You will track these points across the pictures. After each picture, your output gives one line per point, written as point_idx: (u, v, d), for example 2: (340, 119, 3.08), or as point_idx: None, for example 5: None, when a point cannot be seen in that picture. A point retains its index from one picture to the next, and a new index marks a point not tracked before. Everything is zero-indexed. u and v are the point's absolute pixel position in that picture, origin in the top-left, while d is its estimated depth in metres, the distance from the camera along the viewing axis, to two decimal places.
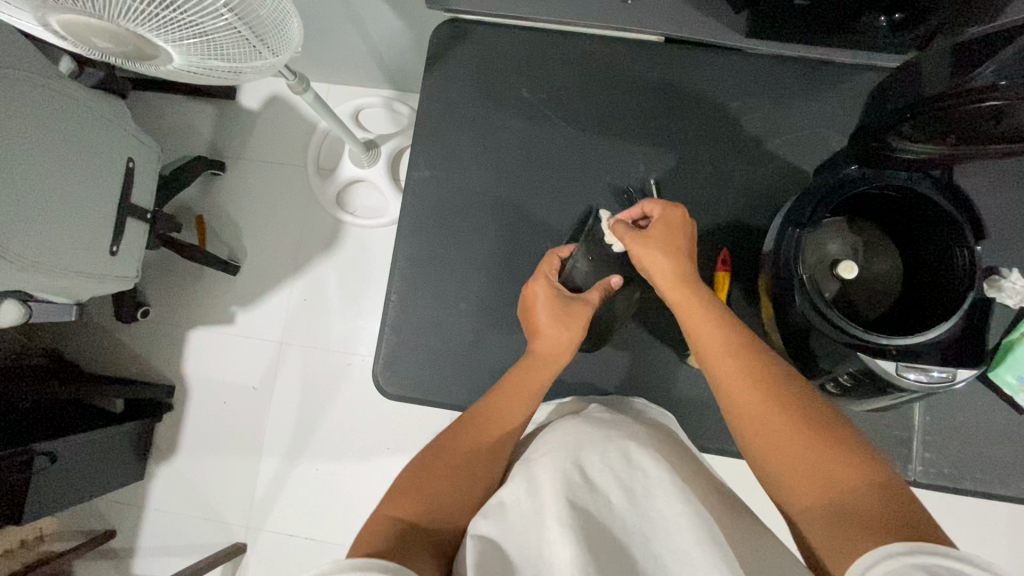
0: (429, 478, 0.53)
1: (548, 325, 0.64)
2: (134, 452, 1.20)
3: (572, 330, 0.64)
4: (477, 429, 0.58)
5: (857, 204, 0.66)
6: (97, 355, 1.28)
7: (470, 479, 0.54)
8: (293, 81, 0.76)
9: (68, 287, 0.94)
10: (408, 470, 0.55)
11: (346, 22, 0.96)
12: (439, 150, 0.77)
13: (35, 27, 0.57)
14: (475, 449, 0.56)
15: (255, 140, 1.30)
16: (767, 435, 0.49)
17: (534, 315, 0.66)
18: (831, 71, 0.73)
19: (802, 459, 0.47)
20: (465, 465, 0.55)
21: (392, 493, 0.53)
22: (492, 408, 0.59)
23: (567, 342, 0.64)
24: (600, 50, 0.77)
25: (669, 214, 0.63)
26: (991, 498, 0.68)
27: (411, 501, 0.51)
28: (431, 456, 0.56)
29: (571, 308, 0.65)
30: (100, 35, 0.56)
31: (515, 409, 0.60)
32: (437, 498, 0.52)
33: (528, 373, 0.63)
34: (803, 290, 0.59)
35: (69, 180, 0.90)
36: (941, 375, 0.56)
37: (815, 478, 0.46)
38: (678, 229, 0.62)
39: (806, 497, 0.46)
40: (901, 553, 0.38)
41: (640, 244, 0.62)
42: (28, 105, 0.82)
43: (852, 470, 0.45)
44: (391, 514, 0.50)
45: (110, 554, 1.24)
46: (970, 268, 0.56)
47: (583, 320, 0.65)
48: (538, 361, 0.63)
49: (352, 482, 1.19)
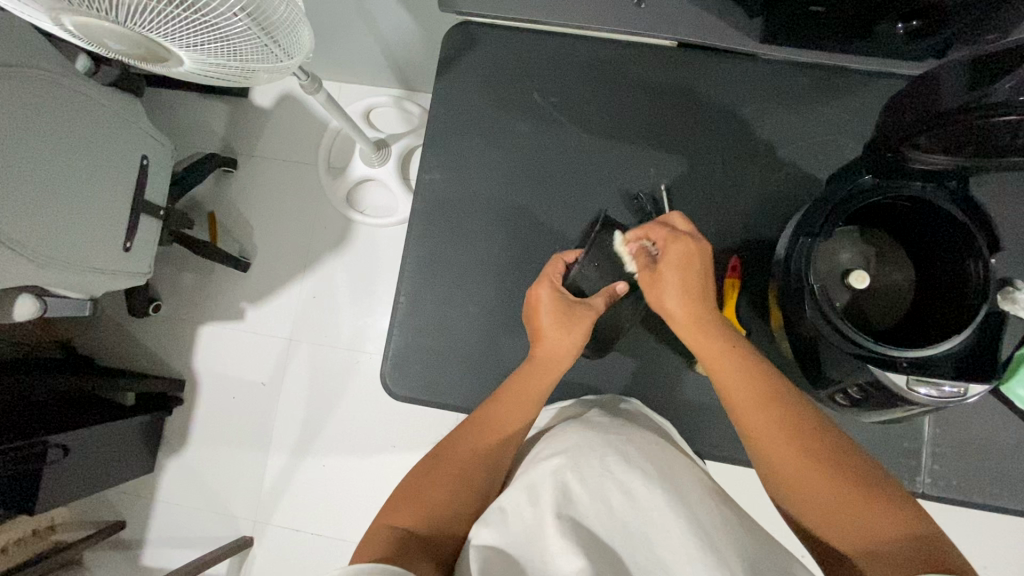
0: (430, 486, 0.54)
1: (552, 329, 0.63)
2: (146, 445, 1.21)
3: (574, 335, 0.63)
4: (477, 436, 0.58)
5: (870, 213, 0.65)
6: (110, 348, 1.30)
7: (471, 487, 0.54)
8: (305, 82, 0.76)
9: (83, 283, 0.95)
10: (411, 476, 0.56)
11: (359, 22, 0.96)
12: (449, 152, 0.77)
13: (53, 27, 0.58)
14: (476, 454, 0.57)
15: (267, 138, 1.31)
16: (794, 479, 0.51)
17: (537, 319, 0.64)
18: (846, 77, 0.72)
19: (832, 503, 0.49)
20: (467, 473, 0.55)
21: (392, 502, 0.54)
22: (493, 415, 0.59)
23: (569, 346, 0.63)
24: (612, 53, 0.76)
25: (672, 248, 0.61)
26: (1000, 512, 0.68)
27: (413, 508, 0.52)
28: (431, 465, 0.56)
29: (574, 311, 0.63)
30: (115, 36, 0.56)
31: (515, 418, 0.60)
32: (437, 506, 0.52)
33: (529, 379, 0.62)
34: (814, 299, 0.59)
35: (85, 176, 0.91)
36: (952, 391, 0.55)
37: (844, 519, 0.48)
38: (684, 264, 0.60)
39: (836, 534, 0.49)
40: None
41: (653, 286, 0.62)
42: (45, 102, 0.83)
43: (880, 512, 0.47)
44: (392, 524, 0.51)
45: (120, 544, 1.26)
46: (983, 281, 0.55)
47: (587, 324, 0.63)
48: (537, 365, 0.63)
49: (358, 479, 1.20)
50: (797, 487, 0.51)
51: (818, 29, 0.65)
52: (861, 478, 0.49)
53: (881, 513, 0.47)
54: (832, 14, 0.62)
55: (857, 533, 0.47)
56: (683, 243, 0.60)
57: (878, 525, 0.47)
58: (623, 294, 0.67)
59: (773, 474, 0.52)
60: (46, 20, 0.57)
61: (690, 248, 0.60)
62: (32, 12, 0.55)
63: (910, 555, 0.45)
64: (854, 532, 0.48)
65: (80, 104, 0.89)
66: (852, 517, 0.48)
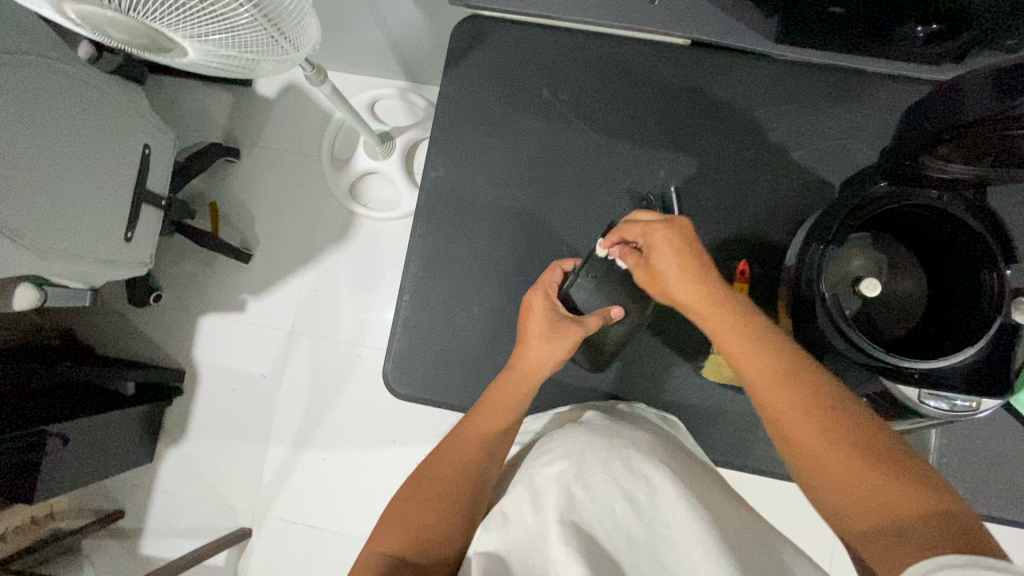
0: (415, 507, 0.53)
1: (536, 339, 0.62)
2: (145, 436, 1.21)
3: (557, 348, 0.61)
4: (459, 451, 0.57)
5: (884, 220, 0.64)
6: (110, 338, 1.29)
7: (455, 507, 0.53)
8: (311, 73, 0.75)
9: (84, 273, 0.94)
10: (396, 498, 0.55)
11: (366, 13, 0.95)
12: (456, 149, 0.76)
13: (55, 15, 0.57)
14: (461, 468, 0.56)
15: (270, 128, 1.30)
16: (806, 450, 0.45)
17: (526, 324, 0.64)
18: (861, 81, 0.71)
19: (850, 474, 0.43)
20: (451, 491, 0.54)
21: (380, 526, 0.53)
22: (470, 429, 0.58)
23: (551, 359, 0.61)
24: (623, 51, 0.75)
25: (656, 234, 0.56)
26: (1003, 522, 0.67)
27: (400, 532, 0.51)
28: (417, 483, 0.55)
29: (561, 324, 0.62)
30: (118, 24, 0.55)
31: (492, 429, 0.58)
32: (425, 529, 0.51)
33: (508, 388, 0.61)
34: (824, 308, 0.57)
35: (86, 165, 0.90)
36: (964, 405, 0.55)
37: (861, 496, 0.42)
38: (672, 245, 0.55)
39: (854, 515, 0.43)
40: (955, 567, 0.34)
41: (647, 272, 0.58)
42: (47, 92, 0.82)
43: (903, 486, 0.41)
44: (381, 551, 0.50)
45: (119, 533, 1.26)
46: (998, 291, 0.54)
47: (571, 339, 0.61)
48: (517, 372, 0.61)
49: (358, 472, 1.19)
50: (811, 462, 0.45)
51: (837, 31, 0.64)
52: (882, 451, 0.44)
53: (906, 491, 0.41)
54: (850, 17, 0.60)
55: (875, 512, 0.42)
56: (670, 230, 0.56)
57: (899, 503, 0.41)
58: (616, 319, 0.64)
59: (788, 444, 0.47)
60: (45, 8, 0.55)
61: (674, 231, 0.56)
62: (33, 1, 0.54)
63: (936, 530, 0.39)
64: (872, 510, 0.42)
65: (82, 91, 0.88)
66: (871, 495, 0.42)
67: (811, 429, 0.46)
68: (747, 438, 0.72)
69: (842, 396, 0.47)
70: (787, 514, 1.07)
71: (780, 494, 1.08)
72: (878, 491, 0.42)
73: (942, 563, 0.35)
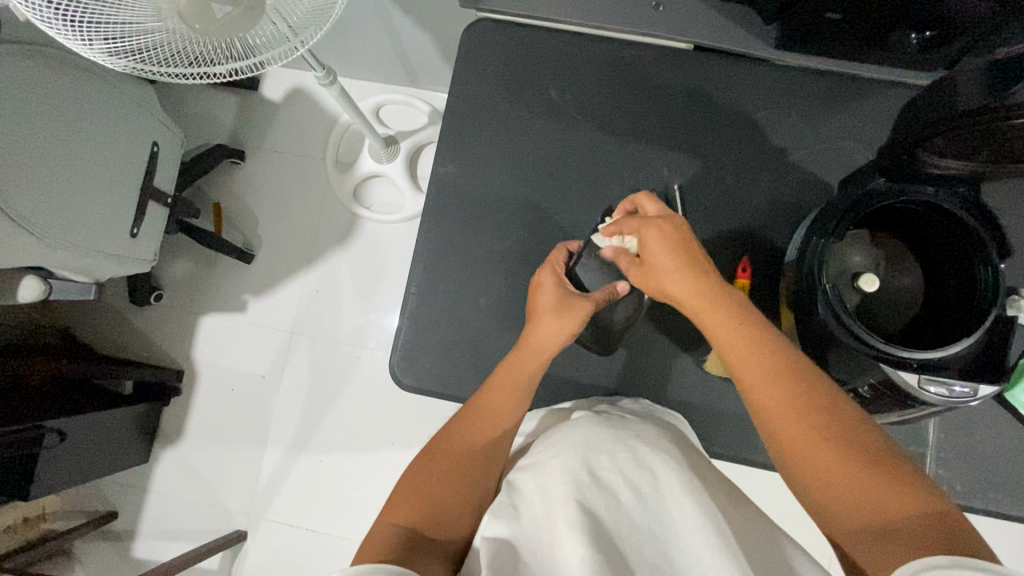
0: (428, 484, 0.53)
1: (546, 314, 0.63)
2: (140, 436, 1.20)
3: (568, 322, 0.63)
4: (471, 430, 0.58)
5: (882, 217, 0.67)
6: (109, 337, 1.29)
7: (468, 488, 0.54)
8: (321, 74, 0.77)
9: (88, 267, 0.95)
10: (410, 472, 0.56)
11: (376, 19, 0.97)
12: (465, 146, 0.78)
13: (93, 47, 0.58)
14: (473, 450, 0.56)
15: (276, 130, 1.31)
16: (799, 452, 0.46)
17: (536, 300, 0.65)
18: (858, 86, 0.74)
19: (840, 476, 0.44)
20: (463, 468, 0.55)
21: (391, 499, 0.53)
22: (481, 408, 0.59)
23: (560, 334, 0.63)
24: (629, 55, 0.77)
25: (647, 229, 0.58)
26: (999, 516, 0.68)
27: (414, 505, 0.51)
28: (428, 459, 0.56)
29: (571, 301, 0.64)
30: (176, 17, 0.58)
31: (504, 411, 0.59)
32: (437, 503, 0.52)
33: (518, 363, 0.62)
34: (825, 298, 0.59)
35: (95, 161, 0.90)
36: (963, 391, 0.56)
37: (853, 498, 0.43)
38: (661, 241, 0.57)
39: (836, 509, 0.44)
40: (943, 567, 0.35)
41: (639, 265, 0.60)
42: (62, 87, 0.83)
43: (894, 488, 0.42)
44: (395, 522, 0.50)
45: (111, 536, 1.24)
46: (993, 284, 0.56)
47: (582, 313, 0.63)
48: (530, 350, 0.62)
49: (354, 476, 1.19)
50: (806, 465, 0.45)
51: (836, 37, 0.66)
52: (876, 456, 0.44)
53: (894, 491, 0.42)
54: (849, 23, 0.62)
55: (868, 514, 0.42)
56: (663, 227, 0.58)
57: (889, 503, 0.42)
58: (622, 294, 0.67)
59: (785, 448, 0.47)
60: (61, 11, 0.55)
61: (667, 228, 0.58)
62: (88, 3, 0.54)
63: (926, 533, 0.39)
64: (857, 508, 0.43)
65: (95, 86, 0.89)
66: (855, 493, 0.43)
67: (806, 433, 0.46)
68: (749, 432, 0.73)
69: (837, 402, 0.48)
70: (788, 517, 1.07)
71: (781, 497, 1.08)
72: (870, 495, 0.42)
73: (928, 563, 0.36)
